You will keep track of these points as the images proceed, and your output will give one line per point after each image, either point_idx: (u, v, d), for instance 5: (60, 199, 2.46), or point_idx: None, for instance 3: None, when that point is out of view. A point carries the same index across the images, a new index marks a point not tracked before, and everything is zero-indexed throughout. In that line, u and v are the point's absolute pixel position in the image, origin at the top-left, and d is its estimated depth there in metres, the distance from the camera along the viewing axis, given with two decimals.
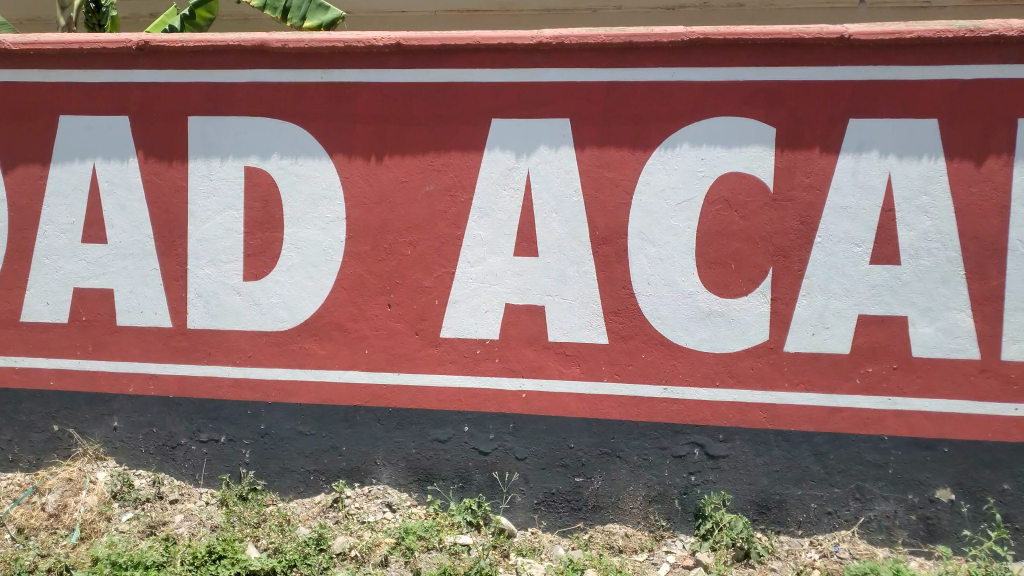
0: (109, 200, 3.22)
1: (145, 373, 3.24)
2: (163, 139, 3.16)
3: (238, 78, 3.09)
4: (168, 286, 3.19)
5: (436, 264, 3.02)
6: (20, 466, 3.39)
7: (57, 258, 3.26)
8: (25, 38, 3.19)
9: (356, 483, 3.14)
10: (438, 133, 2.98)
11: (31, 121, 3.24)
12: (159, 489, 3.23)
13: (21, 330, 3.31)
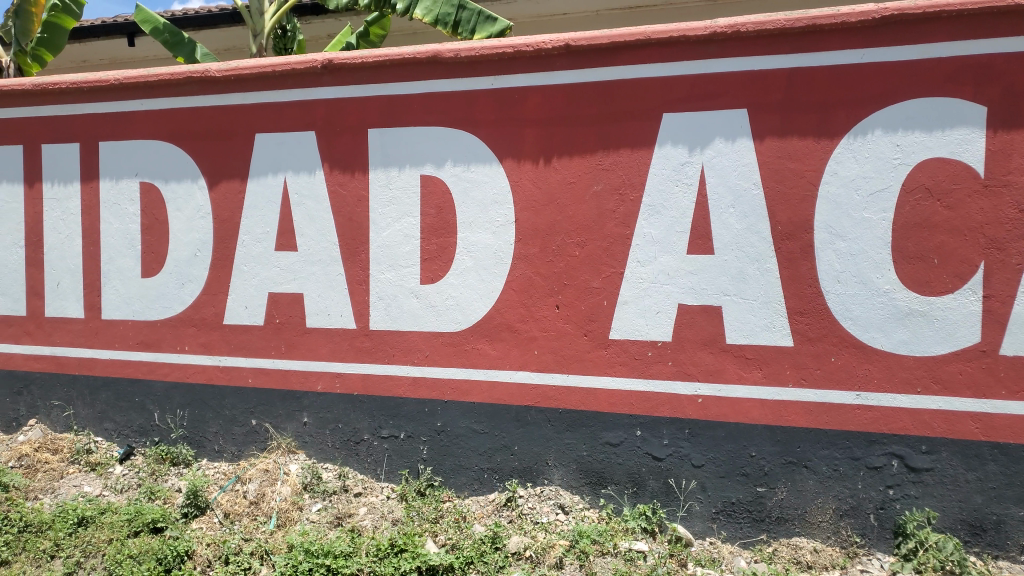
0: (299, 210, 3.45)
1: (331, 372, 3.44)
2: (346, 151, 3.34)
3: (414, 90, 3.20)
4: (352, 290, 3.37)
5: (606, 264, 2.98)
6: (225, 456, 3.71)
7: (255, 265, 3.54)
8: (227, 64, 3.48)
9: (529, 483, 3.16)
10: (607, 132, 2.94)
11: (231, 141, 3.54)
12: (345, 482, 3.40)
13: (225, 332, 3.62)
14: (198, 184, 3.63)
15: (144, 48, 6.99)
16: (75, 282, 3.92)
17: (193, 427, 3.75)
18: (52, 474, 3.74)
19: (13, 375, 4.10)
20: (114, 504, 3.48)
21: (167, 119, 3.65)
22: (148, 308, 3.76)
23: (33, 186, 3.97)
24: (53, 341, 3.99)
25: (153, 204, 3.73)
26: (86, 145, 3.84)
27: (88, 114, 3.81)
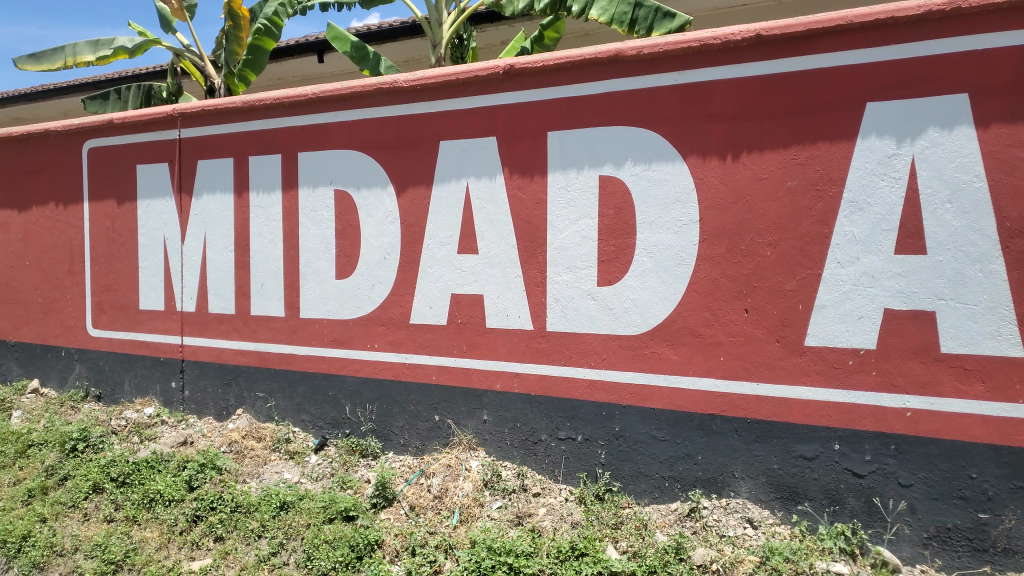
0: (480, 214, 3.52)
1: (511, 372, 3.48)
2: (526, 154, 3.37)
3: (594, 90, 3.18)
4: (531, 292, 3.40)
5: (801, 266, 2.80)
6: (409, 450, 3.87)
7: (438, 268, 3.66)
8: (414, 75, 3.63)
9: (713, 494, 3.03)
10: (801, 125, 2.77)
11: (418, 148, 3.69)
12: (524, 481, 3.42)
13: (411, 331, 3.77)
14: (386, 191, 3.81)
15: (333, 63, 7.47)
16: (277, 284, 4.24)
17: (381, 421, 3.93)
18: (257, 461, 4.10)
19: (223, 367, 4.50)
20: (311, 491, 3.73)
21: (359, 129, 3.86)
22: (342, 307, 4.00)
23: (242, 196, 4.34)
24: (258, 337, 4.34)
25: (346, 210, 3.96)
26: (287, 156, 4.14)
27: (289, 127, 4.11)
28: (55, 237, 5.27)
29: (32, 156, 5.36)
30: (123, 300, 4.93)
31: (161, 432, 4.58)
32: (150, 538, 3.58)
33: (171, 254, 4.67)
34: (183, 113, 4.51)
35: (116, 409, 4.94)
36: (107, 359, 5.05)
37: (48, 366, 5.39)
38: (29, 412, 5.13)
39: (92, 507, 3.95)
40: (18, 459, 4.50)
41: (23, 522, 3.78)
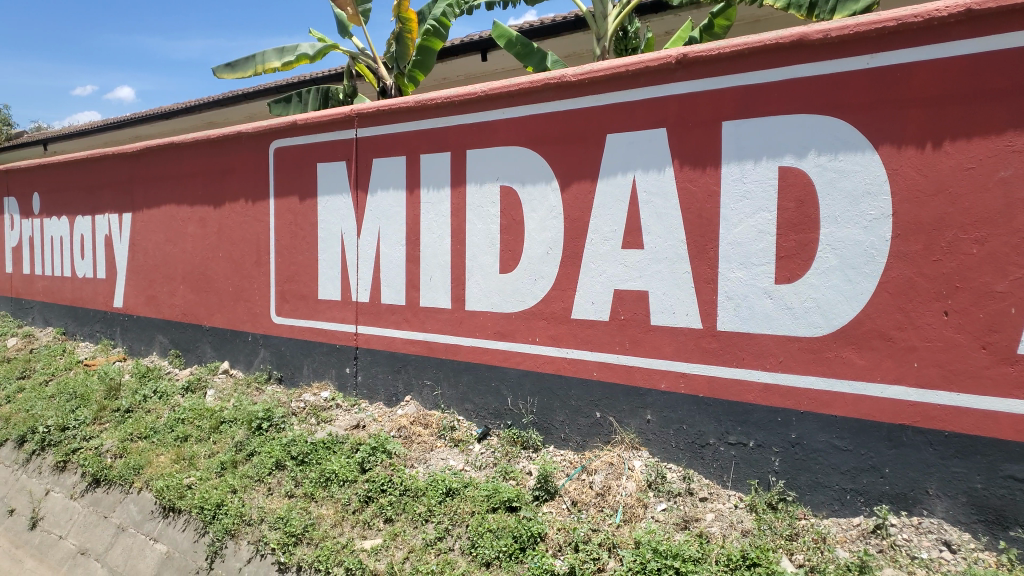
0: (647, 208, 3.44)
1: (677, 372, 3.38)
2: (698, 146, 3.26)
3: (774, 77, 3.02)
4: (700, 289, 3.28)
5: (1014, 264, 2.53)
6: (570, 445, 3.85)
7: (602, 263, 3.62)
8: (583, 69, 3.61)
9: (903, 512, 2.80)
10: (1015, 109, 2.50)
11: (584, 142, 3.66)
12: (690, 485, 3.32)
13: (573, 326, 3.76)
14: (551, 186, 3.81)
15: (496, 62, 7.59)
16: (444, 277, 4.37)
17: (542, 414, 3.94)
18: (424, 447, 4.23)
19: (394, 356, 4.70)
20: (476, 479, 3.80)
21: (526, 125, 3.89)
22: (505, 300, 4.04)
23: (413, 192, 4.50)
24: (426, 328, 4.49)
25: (512, 205, 4.00)
26: (456, 153, 4.24)
27: (458, 125, 4.22)
28: (245, 230, 5.71)
29: (226, 156, 5.83)
30: (303, 290, 5.26)
31: (336, 415, 4.85)
32: (326, 515, 3.86)
33: (347, 247, 4.93)
34: (359, 114, 4.74)
35: (296, 392, 5.28)
36: (288, 345, 5.41)
37: (237, 349, 5.86)
38: (221, 391, 5.61)
39: (276, 482, 4.29)
40: (212, 434, 4.97)
41: (218, 491, 4.28)
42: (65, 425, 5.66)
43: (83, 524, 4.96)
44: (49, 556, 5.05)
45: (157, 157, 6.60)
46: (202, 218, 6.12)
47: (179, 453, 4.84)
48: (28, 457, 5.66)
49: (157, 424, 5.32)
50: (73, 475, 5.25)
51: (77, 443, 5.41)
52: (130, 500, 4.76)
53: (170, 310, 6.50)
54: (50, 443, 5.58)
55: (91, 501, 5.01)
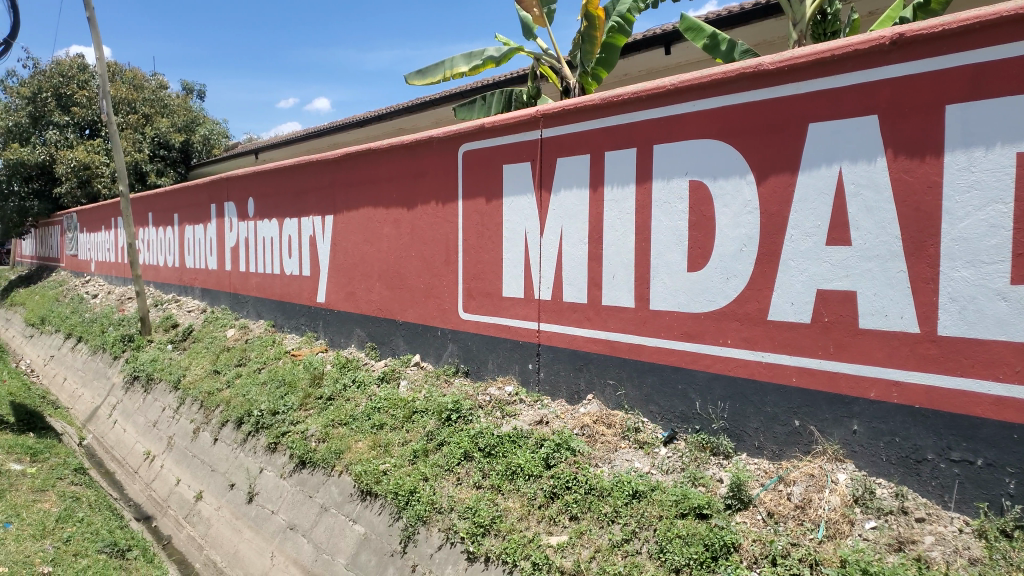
0: (856, 201, 3.19)
1: (889, 380, 3.11)
2: (916, 133, 2.98)
3: (1010, 53, 2.69)
4: (917, 289, 3.00)
5: None
6: (765, 454, 3.64)
7: (803, 261, 3.40)
8: (782, 55, 3.42)
9: None
10: None
11: (783, 134, 3.46)
12: (904, 503, 3.04)
13: (769, 328, 3.56)
14: (746, 179, 3.65)
15: (680, 55, 7.39)
16: (628, 275, 4.29)
17: (734, 420, 3.77)
18: (609, 446, 4.19)
19: (576, 354, 4.69)
20: (663, 483, 3.70)
21: (718, 117, 3.75)
22: (694, 300, 3.91)
23: (597, 190, 4.47)
24: (609, 327, 4.45)
25: (701, 201, 3.86)
26: (642, 149, 4.16)
27: (646, 120, 4.14)
28: (435, 230, 5.94)
29: (418, 160, 6.11)
30: (489, 287, 5.38)
31: (520, 410, 4.92)
32: (513, 508, 3.94)
33: (531, 246, 4.98)
34: (545, 114, 4.79)
35: (482, 385, 5.42)
36: (474, 340, 5.57)
37: (427, 343, 6.11)
38: (412, 382, 5.88)
39: (464, 472, 4.42)
40: (405, 423, 5.22)
41: (411, 478, 4.50)
42: (277, 410, 6.19)
43: (291, 501, 5.39)
44: (263, 528, 5.54)
45: (355, 162, 7.04)
46: (396, 220, 6.46)
47: (375, 440, 5.12)
48: (246, 437, 6.27)
49: (355, 411, 5.67)
50: (283, 456, 5.72)
51: (286, 426, 5.90)
52: (332, 482, 5.12)
53: (367, 305, 6.91)
54: (263, 425, 6.14)
55: (298, 480, 5.44)
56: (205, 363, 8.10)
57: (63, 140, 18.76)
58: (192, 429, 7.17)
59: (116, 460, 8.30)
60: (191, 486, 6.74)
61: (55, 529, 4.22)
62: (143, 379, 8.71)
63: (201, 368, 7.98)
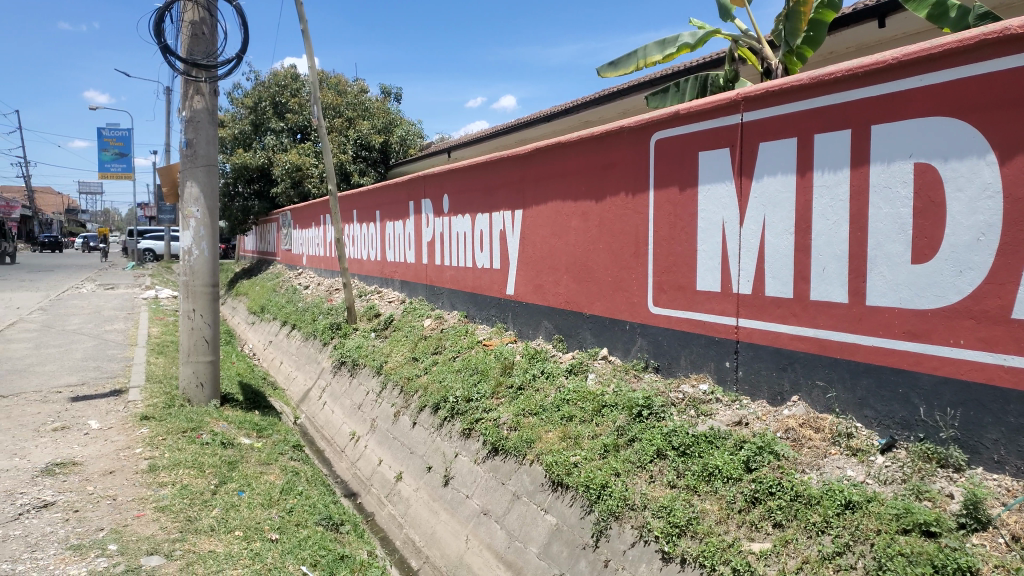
0: None
1: None
2: None
3: None
4: None
5: None
6: (1006, 470, 3.23)
7: None
8: None
9: None
10: None
11: None
12: None
13: (1013, 328, 3.16)
14: (986, 160, 3.26)
15: (894, 27, 6.78)
16: (841, 268, 3.97)
17: (968, 430, 3.38)
18: (816, 452, 3.89)
19: (779, 352, 4.42)
20: (882, 495, 3.38)
21: (952, 91, 3.37)
22: (920, 295, 3.55)
23: (805, 176, 4.18)
24: (817, 324, 4.15)
25: (929, 185, 3.49)
26: (858, 130, 3.84)
27: (862, 99, 3.81)
28: (625, 222, 5.84)
29: (608, 152, 6.05)
30: (682, 280, 5.21)
31: (716, 409, 4.72)
32: (710, 510, 3.78)
33: (729, 237, 4.76)
34: (746, 97, 4.55)
35: (674, 382, 5.25)
36: (666, 335, 5.42)
37: (616, 337, 6.03)
38: (601, 375, 5.83)
39: (657, 470, 4.31)
40: (595, 416, 5.17)
41: (603, 472, 4.46)
42: (470, 397, 6.39)
43: (485, 487, 5.54)
44: (458, 511, 5.74)
45: (545, 156, 7.10)
46: (585, 212, 6.43)
47: (566, 432, 5.14)
48: (442, 422, 6.54)
49: (545, 402, 5.72)
50: (477, 442, 5.89)
51: (479, 413, 6.08)
52: (524, 471, 5.19)
53: (555, 298, 6.94)
54: (458, 411, 6.37)
55: (491, 467, 5.58)
56: (403, 350, 8.55)
57: (278, 144, 20.59)
58: (393, 412, 7.60)
59: (326, 439, 8.97)
60: (391, 467, 7.13)
61: (280, 500, 4.60)
62: (349, 364, 9.35)
63: (400, 355, 8.43)
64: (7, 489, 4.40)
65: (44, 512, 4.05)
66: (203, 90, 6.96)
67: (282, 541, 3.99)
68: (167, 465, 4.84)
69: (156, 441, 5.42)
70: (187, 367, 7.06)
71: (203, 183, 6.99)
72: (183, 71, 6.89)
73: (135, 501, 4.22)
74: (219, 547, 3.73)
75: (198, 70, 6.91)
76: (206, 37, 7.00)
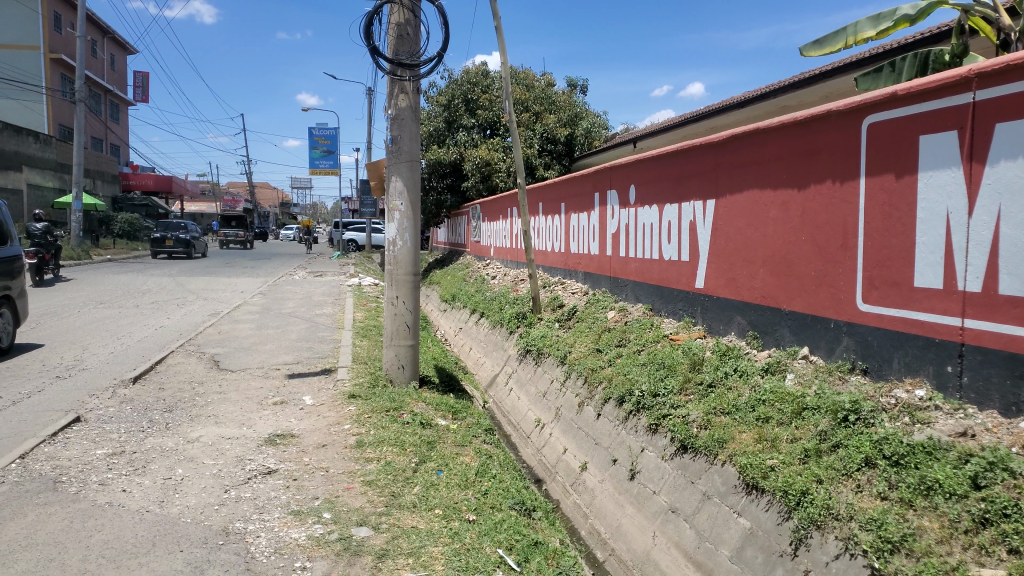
0: None
1: None
2: None
3: None
4: None
5: None
6: None
7: None
8: None
9: None
10: None
11: None
12: None
13: None
14: None
15: None
16: None
17: None
18: None
19: (1014, 358, 3.93)
20: None
21: None
22: None
23: None
24: None
25: None
26: None
27: None
28: (831, 213, 5.47)
29: (814, 137, 5.71)
30: (897, 276, 4.78)
31: (935, 418, 4.27)
32: (929, 528, 3.46)
33: (954, 229, 4.31)
34: (980, 74, 4.09)
35: (885, 386, 4.84)
36: (876, 335, 5.01)
37: (818, 335, 5.67)
38: (801, 376, 5.49)
39: (866, 480, 3.98)
40: (794, 419, 4.88)
41: (803, 478, 4.21)
42: (657, 392, 6.28)
43: (674, 484, 5.42)
44: (645, 507, 5.67)
45: (744, 144, 6.83)
46: (785, 202, 6.10)
47: (761, 433, 4.90)
48: (627, 415, 6.48)
49: (738, 401, 5.48)
50: (664, 438, 5.78)
51: (667, 409, 5.95)
52: (715, 471, 5.02)
53: (749, 292, 6.64)
54: (644, 406, 6.28)
55: (680, 464, 5.45)
56: (588, 341, 8.56)
57: (470, 140, 21.38)
58: (578, 402, 7.63)
59: (512, 425, 9.20)
60: (577, 457, 7.17)
61: (475, 482, 4.77)
62: (535, 353, 9.52)
63: (585, 346, 8.45)
64: (238, 455, 4.91)
65: (269, 478, 4.47)
66: (408, 88, 7.35)
67: (479, 522, 4.12)
68: (372, 442, 5.18)
69: (362, 419, 5.81)
70: (390, 350, 7.52)
71: (406, 177, 7.37)
72: (389, 71, 7.32)
73: (345, 474, 4.55)
74: (421, 524, 3.93)
75: (403, 69, 7.31)
76: (410, 37, 7.37)
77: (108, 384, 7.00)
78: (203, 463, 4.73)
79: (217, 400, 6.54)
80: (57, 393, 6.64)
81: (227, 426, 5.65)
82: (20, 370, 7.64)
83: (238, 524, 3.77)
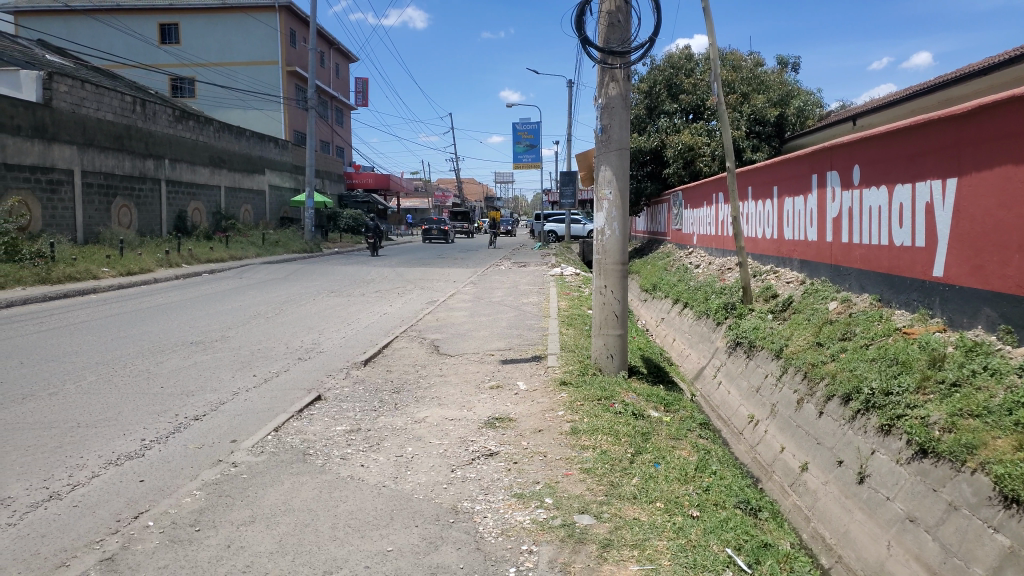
0: None
1: None
2: None
3: None
4: None
5: None
6: None
7: None
8: None
9: None
10: None
11: None
12: None
13: None
14: None
15: None
16: None
17: None
18: None
19: None
20: None
21: None
22: None
23: None
24: None
25: None
26: None
27: None
28: None
29: None
30: None
31: None
32: None
33: None
34: None
35: None
36: None
37: None
38: None
39: None
40: None
41: None
42: (890, 390, 5.77)
43: (911, 491, 4.96)
44: (878, 514, 5.23)
45: (995, 114, 6.07)
46: None
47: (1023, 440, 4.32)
48: (855, 415, 6.02)
49: (991, 403, 4.87)
50: (899, 440, 5.29)
51: (902, 409, 5.45)
52: (963, 479, 4.53)
53: (1000, 282, 5.88)
54: (875, 404, 5.80)
55: (920, 470, 4.96)
56: (807, 334, 8.05)
57: (672, 126, 20.96)
58: (797, 398, 7.21)
59: (723, 419, 8.90)
60: (796, 456, 6.78)
61: (695, 477, 4.64)
62: (746, 345, 9.13)
63: (804, 339, 7.94)
64: (461, 436, 5.16)
65: (491, 460, 4.65)
66: (618, 76, 7.31)
67: (703, 519, 4.00)
68: (586, 430, 5.22)
69: (575, 406, 5.88)
70: (599, 339, 7.55)
71: (615, 166, 7.31)
72: (600, 60, 7.31)
73: (563, 460, 4.62)
74: (643, 516, 3.89)
75: (614, 57, 7.27)
76: (621, 25, 7.31)
77: (343, 366, 7.67)
78: (430, 443, 5.02)
79: (439, 383, 6.93)
80: (301, 372, 7.38)
81: (449, 407, 5.96)
82: (270, 351, 8.56)
83: (466, 504, 3.95)
